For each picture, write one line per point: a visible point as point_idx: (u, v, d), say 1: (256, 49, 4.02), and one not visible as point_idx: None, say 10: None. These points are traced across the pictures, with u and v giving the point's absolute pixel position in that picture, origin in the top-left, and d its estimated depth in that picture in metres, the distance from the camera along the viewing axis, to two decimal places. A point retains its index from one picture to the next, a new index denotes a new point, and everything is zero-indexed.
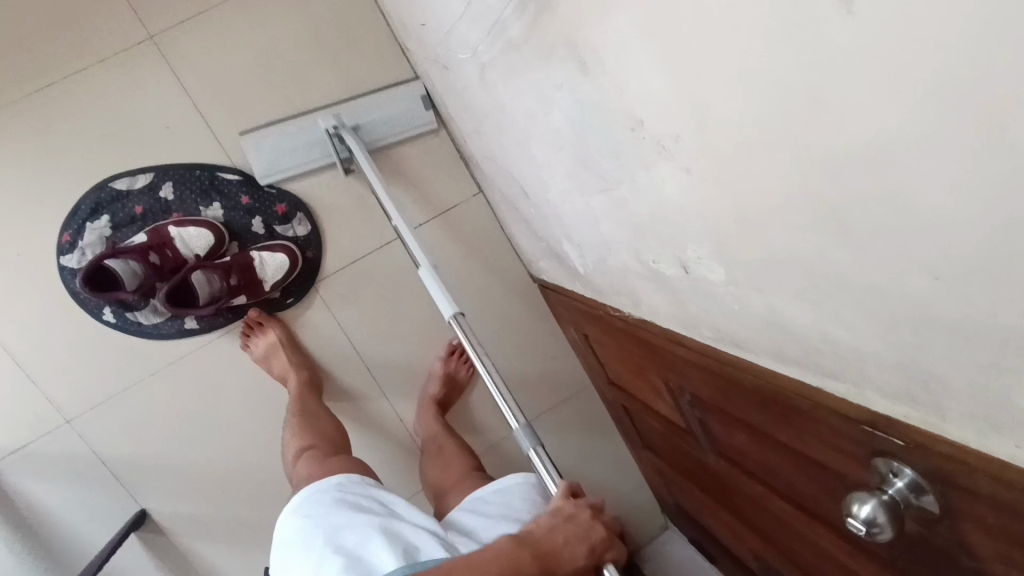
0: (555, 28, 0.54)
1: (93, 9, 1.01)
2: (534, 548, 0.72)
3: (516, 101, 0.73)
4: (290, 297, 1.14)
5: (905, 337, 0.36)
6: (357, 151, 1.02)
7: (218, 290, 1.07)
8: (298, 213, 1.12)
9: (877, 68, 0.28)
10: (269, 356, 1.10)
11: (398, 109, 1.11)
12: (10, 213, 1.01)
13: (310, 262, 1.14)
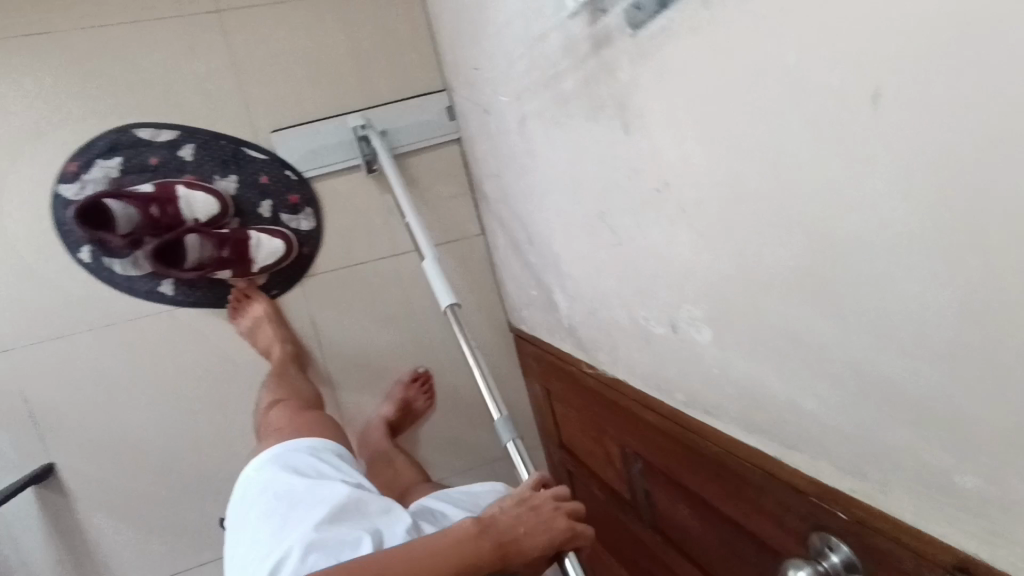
0: (609, 92, 0.61)
1: None
2: (496, 535, 0.69)
3: (549, 152, 0.80)
4: (274, 288, 1.15)
5: (869, 411, 0.42)
6: (381, 154, 1.08)
7: (207, 258, 1.07)
8: (307, 208, 1.15)
9: (893, 169, 0.35)
10: (253, 331, 1.09)
11: (422, 116, 1.19)
12: (28, 132, 1.02)
13: (303, 258, 1.16)
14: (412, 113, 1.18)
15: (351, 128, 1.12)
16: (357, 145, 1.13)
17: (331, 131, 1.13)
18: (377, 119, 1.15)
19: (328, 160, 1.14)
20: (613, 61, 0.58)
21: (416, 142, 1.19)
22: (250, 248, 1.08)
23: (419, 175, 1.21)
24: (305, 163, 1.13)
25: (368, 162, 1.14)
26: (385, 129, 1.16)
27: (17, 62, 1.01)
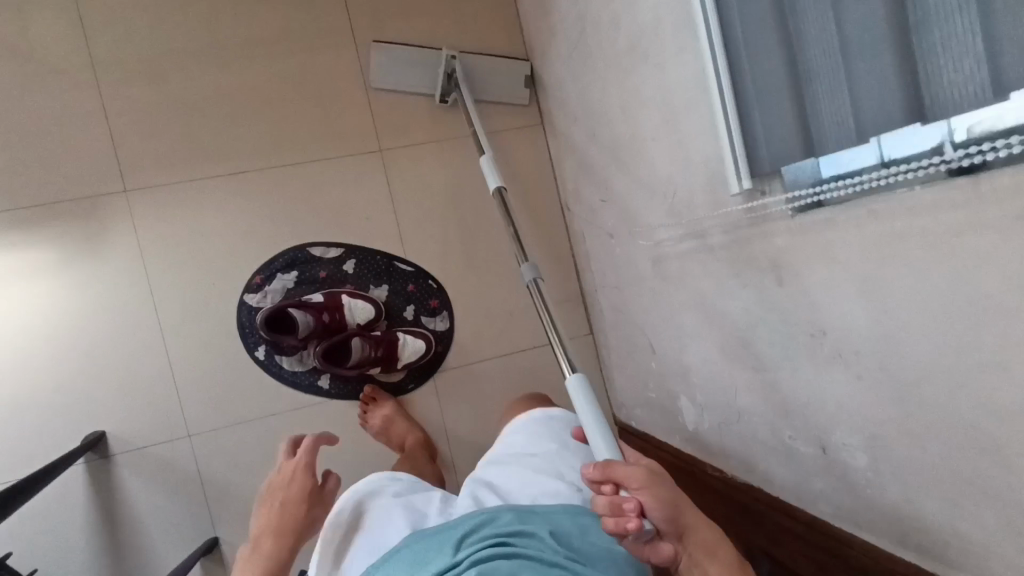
0: (761, 250, 0.75)
1: (348, 118, 1.29)
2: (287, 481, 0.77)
3: (686, 282, 0.95)
4: (411, 381, 1.30)
5: None
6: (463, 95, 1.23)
7: (366, 357, 1.21)
8: (443, 311, 1.32)
9: None
10: (385, 428, 1.21)
11: (508, 77, 1.35)
12: (226, 248, 1.21)
13: (437, 355, 1.31)
14: (502, 75, 1.34)
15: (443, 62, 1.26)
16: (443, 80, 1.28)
17: (424, 63, 1.28)
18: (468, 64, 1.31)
19: (410, 83, 1.29)
20: (770, 230, 0.72)
21: (495, 95, 1.36)
22: (398, 347, 1.25)
23: (490, 122, 1.38)
24: (389, 82, 1.28)
25: (443, 93, 1.30)
26: (470, 74, 1.32)
27: (219, 191, 1.21)
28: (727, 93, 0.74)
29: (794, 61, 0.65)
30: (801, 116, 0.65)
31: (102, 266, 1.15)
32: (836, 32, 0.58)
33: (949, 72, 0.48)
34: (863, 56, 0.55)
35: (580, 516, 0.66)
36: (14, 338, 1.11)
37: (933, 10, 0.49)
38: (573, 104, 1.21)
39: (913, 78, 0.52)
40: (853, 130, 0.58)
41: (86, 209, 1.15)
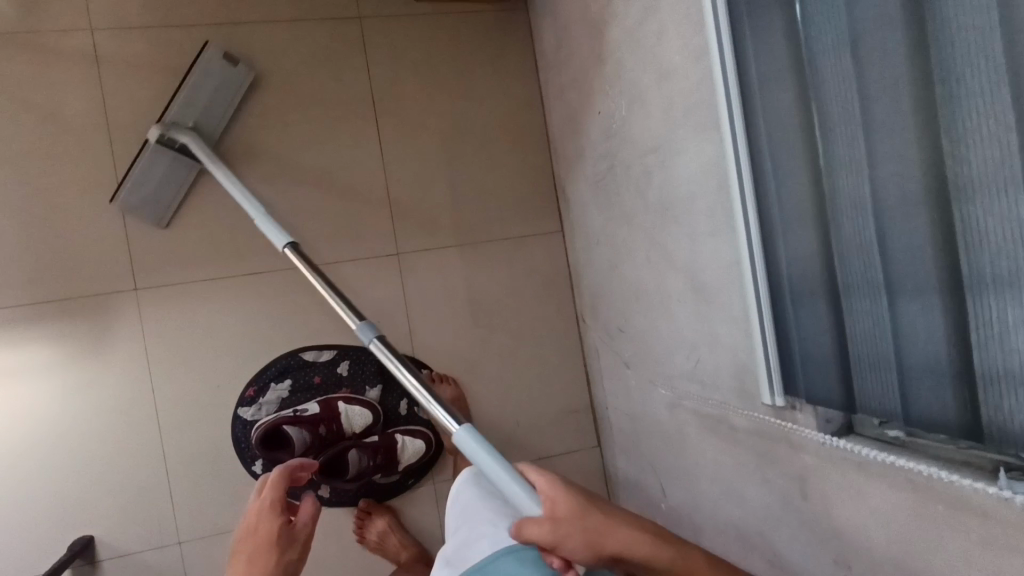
0: (789, 459, 0.73)
1: (364, 220, 1.27)
2: (261, 520, 0.78)
3: (703, 445, 0.92)
4: (412, 477, 1.26)
5: None
6: (208, 162, 1.06)
7: (368, 466, 1.17)
8: None
9: None
10: (382, 541, 1.19)
11: (213, 91, 1.12)
12: (233, 350, 1.19)
13: (439, 448, 1.28)
14: (202, 91, 1.10)
15: (154, 139, 1.06)
16: (178, 150, 1.09)
17: (157, 156, 1.09)
18: (184, 113, 1.11)
19: (174, 184, 1.14)
20: (800, 446, 0.70)
21: (223, 118, 1.16)
22: (398, 450, 1.21)
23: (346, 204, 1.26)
24: (162, 205, 1.14)
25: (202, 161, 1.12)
26: (195, 120, 1.12)
27: (231, 291, 1.19)
28: (761, 279, 0.71)
29: (835, 282, 0.63)
30: (842, 352, 0.63)
31: (110, 366, 1.14)
32: (885, 295, 0.56)
33: (1013, 411, 0.46)
34: (916, 328, 0.53)
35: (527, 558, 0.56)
36: (10, 438, 1.09)
37: (996, 335, 0.46)
38: (596, 227, 1.18)
39: (968, 385, 0.49)
40: (898, 399, 0.57)
41: (97, 307, 1.14)
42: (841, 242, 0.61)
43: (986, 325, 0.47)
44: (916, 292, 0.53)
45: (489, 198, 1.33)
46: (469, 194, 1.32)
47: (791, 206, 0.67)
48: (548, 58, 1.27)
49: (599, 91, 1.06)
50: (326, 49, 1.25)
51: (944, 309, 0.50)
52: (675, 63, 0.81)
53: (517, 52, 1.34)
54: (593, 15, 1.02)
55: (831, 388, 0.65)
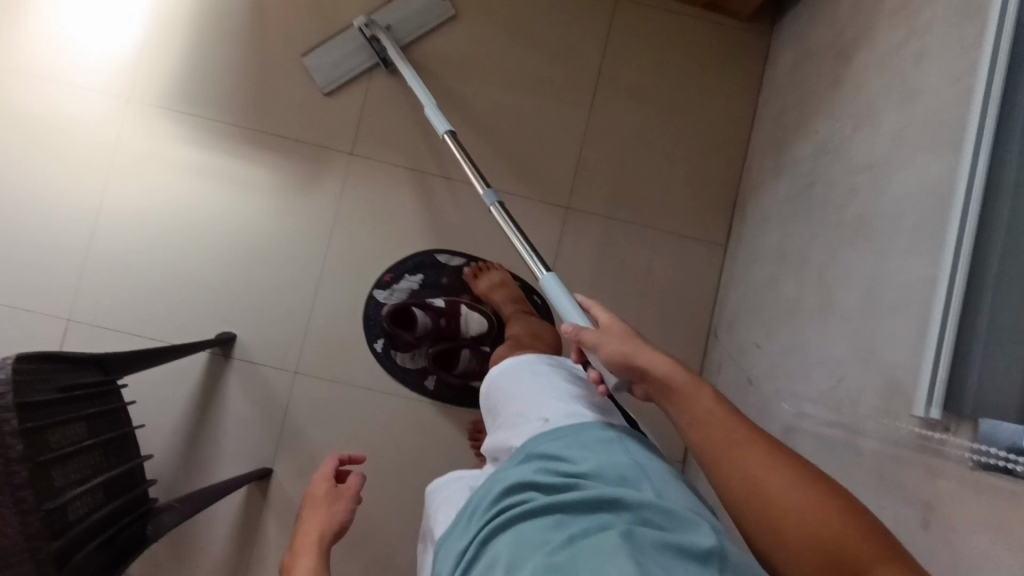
0: (920, 483, 0.69)
1: (551, 169, 1.37)
2: (310, 493, 0.90)
3: (813, 467, 0.88)
4: None
5: None
6: (391, 50, 1.26)
7: (473, 368, 1.26)
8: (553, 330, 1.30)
9: None
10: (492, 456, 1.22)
11: (416, 8, 1.34)
12: (402, 232, 1.32)
13: None
14: (407, 7, 1.33)
15: (359, 29, 1.29)
16: (370, 45, 1.31)
17: (349, 43, 1.31)
18: (382, 18, 1.33)
19: (352, 68, 1.33)
20: (940, 471, 0.66)
21: (415, 33, 1.35)
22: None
23: (499, 133, 1.37)
24: (330, 76, 1.33)
25: (382, 59, 1.33)
26: (390, 23, 1.33)
27: (421, 184, 1.34)
28: (952, 308, 0.66)
29: None
30: None
31: (306, 204, 1.32)
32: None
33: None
34: None
35: (582, 439, 0.71)
36: (215, 228, 1.30)
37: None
38: (768, 243, 1.18)
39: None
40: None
41: (316, 154, 1.33)
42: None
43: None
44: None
45: (667, 191, 1.38)
46: (651, 181, 1.38)
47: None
48: (775, 82, 1.31)
49: (822, 113, 1.08)
50: (579, 17, 1.39)
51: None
52: (928, 83, 0.81)
53: (745, 72, 1.39)
54: (844, 41, 1.05)
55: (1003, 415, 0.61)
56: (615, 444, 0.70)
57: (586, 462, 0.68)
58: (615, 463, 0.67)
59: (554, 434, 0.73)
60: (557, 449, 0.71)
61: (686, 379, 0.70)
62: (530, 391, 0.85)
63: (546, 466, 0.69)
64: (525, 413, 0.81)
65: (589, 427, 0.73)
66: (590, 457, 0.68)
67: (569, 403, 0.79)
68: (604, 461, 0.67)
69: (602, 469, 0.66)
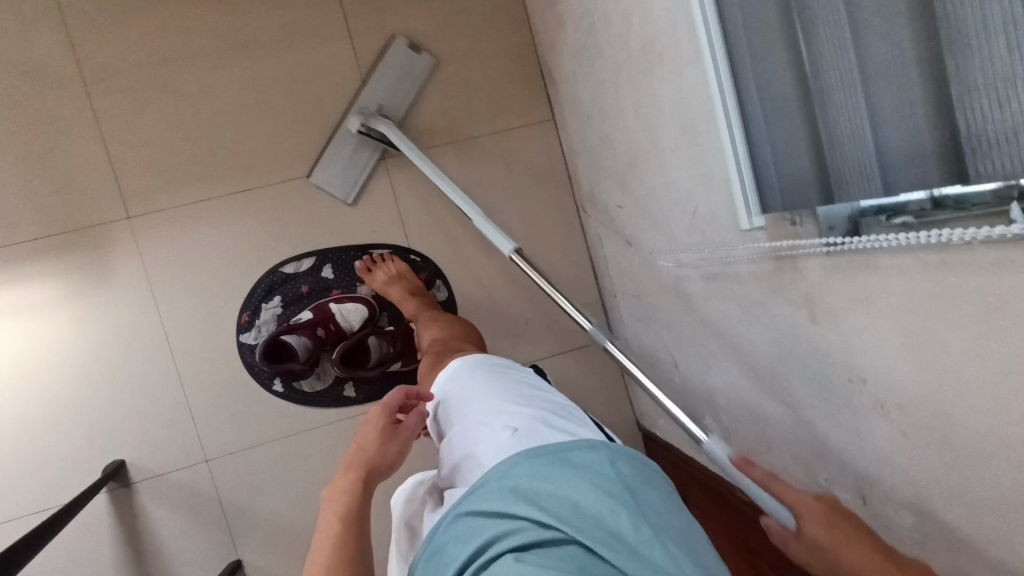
0: (791, 281, 0.68)
1: (347, 126, 1.23)
2: (372, 432, 0.72)
3: (707, 300, 0.88)
4: None
5: None
6: (392, 135, 1.11)
7: (387, 353, 1.20)
8: (437, 279, 1.26)
9: None
10: None
11: (399, 77, 1.21)
12: (231, 272, 1.18)
13: None
14: (385, 77, 1.19)
15: (357, 131, 1.16)
16: (369, 136, 1.16)
17: (347, 146, 1.18)
18: (368, 103, 1.18)
19: (360, 169, 1.20)
20: (799, 265, 0.66)
21: (403, 103, 1.22)
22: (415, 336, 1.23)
23: (272, 116, 1.20)
24: (347, 181, 1.20)
25: (386, 143, 1.18)
26: (379, 104, 1.19)
27: (222, 213, 1.18)
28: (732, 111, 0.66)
29: (805, 83, 0.58)
30: (821, 159, 0.59)
31: (114, 296, 1.15)
32: (859, 74, 0.51)
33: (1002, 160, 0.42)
34: (893, 102, 0.49)
35: (562, 460, 0.61)
36: (31, 370, 1.12)
37: (982, 78, 0.41)
38: (585, 102, 1.11)
39: (956, 141, 0.45)
40: (882, 185, 0.52)
41: (93, 239, 1.14)
42: (806, 24, 0.55)
43: (969, 68, 0.42)
44: (893, 58, 0.47)
45: (474, 94, 1.27)
46: (453, 92, 1.27)
47: (755, 8, 0.61)
48: None
49: None
50: None
51: (916, 63, 0.46)
52: None
53: None
54: None
55: (812, 195, 0.60)
56: (605, 463, 0.60)
57: (573, 489, 0.58)
58: (606, 491, 0.58)
59: (539, 456, 0.61)
60: (530, 469, 0.60)
61: (813, 508, 0.63)
62: (485, 395, 0.72)
63: (523, 490, 0.59)
64: (488, 420, 0.68)
65: (573, 447, 0.62)
66: (577, 482, 0.59)
67: (541, 416, 0.68)
68: (588, 477, 0.59)
69: (592, 500, 0.58)
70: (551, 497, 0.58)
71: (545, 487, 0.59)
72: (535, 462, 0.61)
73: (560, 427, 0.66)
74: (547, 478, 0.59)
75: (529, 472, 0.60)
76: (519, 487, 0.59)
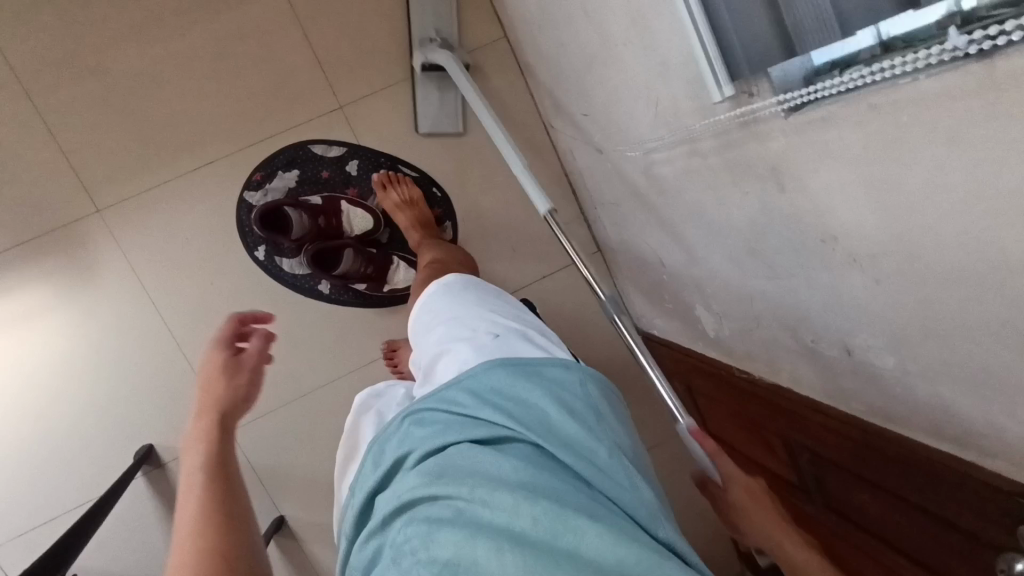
0: (758, 154, 0.68)
1: (298, 82, 1.20)
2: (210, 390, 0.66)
3: (680, 192, 0.89)
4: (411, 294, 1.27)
5: None
6: None
7: (356, 272, 1.20)
8: (446, 222, 1.29)
9: None
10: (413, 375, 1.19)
11: None
12: (214, 245, 1.18)
13: None
14: None
15: None
16: None
17: None
18: None
19: None
20: (764, 133, 0.66)
21: None
22: (392, 271, 1.26)
23: (221, 80, 1.18)
24: None
25: None
26: None
27: (193, 189, 1.18)
28: None
29: None
30: (775, 16, 0.56)
31: (102, 288, 1.15)
32: None
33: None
34: None
35: (542, 369, 0.68)
36: (41, 372, 1.14)
37: None
38: (531, 12, 1.08)
39: None
40: (838, 27, 0.50)
41: (71, 235, 1.14)
42: None
43: None
44: None
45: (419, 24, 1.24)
46: (397, 25, 1.23)
47: None
48: None
49: None
50: None
51: None
52: None
53: None
54: None
55: (772, 51, 0.58)
56: (576, 385, 0.68)
57: (543, 399, 0.64)
58: (569, 403, 0.65)
59: (511, 366, 0.67)
60: (503, 379, 0.66)
61: None
62: (474, 304, 0.80)
63: (495, 392, 0.65)
64: (480, 323, 0.76)
65: (551, 363, 0.69)
66: (548, 393, 0.65)
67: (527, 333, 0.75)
68: (557, 395, 0.65)
69: (556, 405, 0.64)
70: (522, 403, 0.64)
71: (517, 395, 0.65)
72: (517, 366, 0.67)
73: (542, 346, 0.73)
74: (520, 380, 0.66)
75: (507, 374, 0.66)
76: (500, 385, 0.66)
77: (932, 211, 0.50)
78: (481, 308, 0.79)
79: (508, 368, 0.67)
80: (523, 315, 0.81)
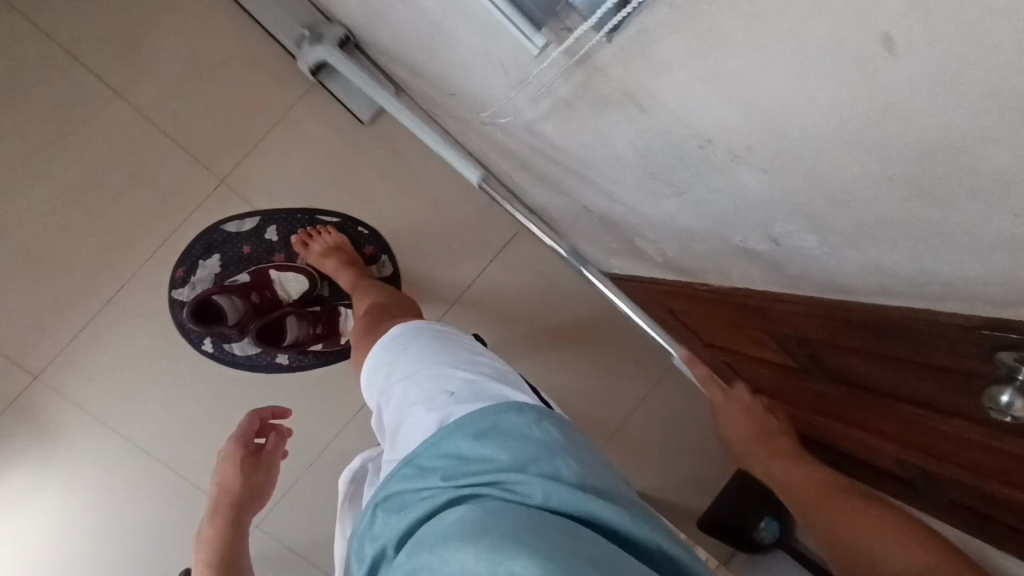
0: (606, 82, 0.63)
1: (170, 176, 1.15)
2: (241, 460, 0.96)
3: (565, 140, 0.84)
4: None
5: (986, 258, 0.46)
6: None
7: (303, 336, 1.17)
8: (383, 256, 1.25)
9: (914, 98, 0.37)
10: None
11: None
12: (162, 364, 1.16)
13: None
14: None
15: None
16: None
17: None
18: None
19: None
20: (599, 61, 0.60)
21: None
22: (340, 321, 1.23)
23: (95, 205, 1.13)
24: None
25: None
26: None
27: (117, 320, 1.14)
28: None
29: None
30: None
31: (76, 447, 1.14)
32: None
33: None
34: None
35: (500, 418, 0.64)
36: (56, 547, 1.14)
37: None
38: (359, 11, 1.01)
39: None
40: None
41: (21, 412, 1.12)
42: None
43: None
44: None
45: (263, 67, 1.17)
46: (242, 79, 1.16)
47: None
48: None
49: None
50: None
51: None
52: None
53: None
54: None
55: None
56: (533, 427, 0.64)
57: (495, 453, 0.61)
58: (528, 452, 0.61)
59: (463, 427, 0.64)
60: (456, 446, 0.63)
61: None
62: (417, 359, 0.74)
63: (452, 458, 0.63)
64: (417, 391, 0.70)
65: (504, 410, 0.65)
66: (501, 445, 0.62)
67: (476, 379, 0.70)
68: (513, 446, 0.62)
69: (514, 458, 0.61)
70: (478, 465, 0.62)
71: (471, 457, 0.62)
72: (470, 426, 0.64)
73: (495, 391, 0.68)
74: (472, 440, 0.63)
75: (461, 440, 0.63)
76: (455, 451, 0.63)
77: (777, 90, 0.45)
78: (424, 362, 0.73)
79: (458, 431, 0.63)
80: (472, 352, 0.76)
